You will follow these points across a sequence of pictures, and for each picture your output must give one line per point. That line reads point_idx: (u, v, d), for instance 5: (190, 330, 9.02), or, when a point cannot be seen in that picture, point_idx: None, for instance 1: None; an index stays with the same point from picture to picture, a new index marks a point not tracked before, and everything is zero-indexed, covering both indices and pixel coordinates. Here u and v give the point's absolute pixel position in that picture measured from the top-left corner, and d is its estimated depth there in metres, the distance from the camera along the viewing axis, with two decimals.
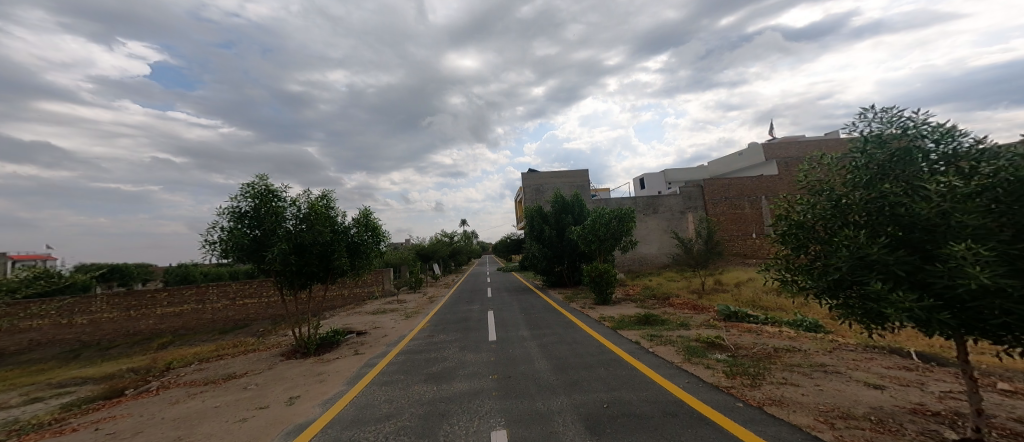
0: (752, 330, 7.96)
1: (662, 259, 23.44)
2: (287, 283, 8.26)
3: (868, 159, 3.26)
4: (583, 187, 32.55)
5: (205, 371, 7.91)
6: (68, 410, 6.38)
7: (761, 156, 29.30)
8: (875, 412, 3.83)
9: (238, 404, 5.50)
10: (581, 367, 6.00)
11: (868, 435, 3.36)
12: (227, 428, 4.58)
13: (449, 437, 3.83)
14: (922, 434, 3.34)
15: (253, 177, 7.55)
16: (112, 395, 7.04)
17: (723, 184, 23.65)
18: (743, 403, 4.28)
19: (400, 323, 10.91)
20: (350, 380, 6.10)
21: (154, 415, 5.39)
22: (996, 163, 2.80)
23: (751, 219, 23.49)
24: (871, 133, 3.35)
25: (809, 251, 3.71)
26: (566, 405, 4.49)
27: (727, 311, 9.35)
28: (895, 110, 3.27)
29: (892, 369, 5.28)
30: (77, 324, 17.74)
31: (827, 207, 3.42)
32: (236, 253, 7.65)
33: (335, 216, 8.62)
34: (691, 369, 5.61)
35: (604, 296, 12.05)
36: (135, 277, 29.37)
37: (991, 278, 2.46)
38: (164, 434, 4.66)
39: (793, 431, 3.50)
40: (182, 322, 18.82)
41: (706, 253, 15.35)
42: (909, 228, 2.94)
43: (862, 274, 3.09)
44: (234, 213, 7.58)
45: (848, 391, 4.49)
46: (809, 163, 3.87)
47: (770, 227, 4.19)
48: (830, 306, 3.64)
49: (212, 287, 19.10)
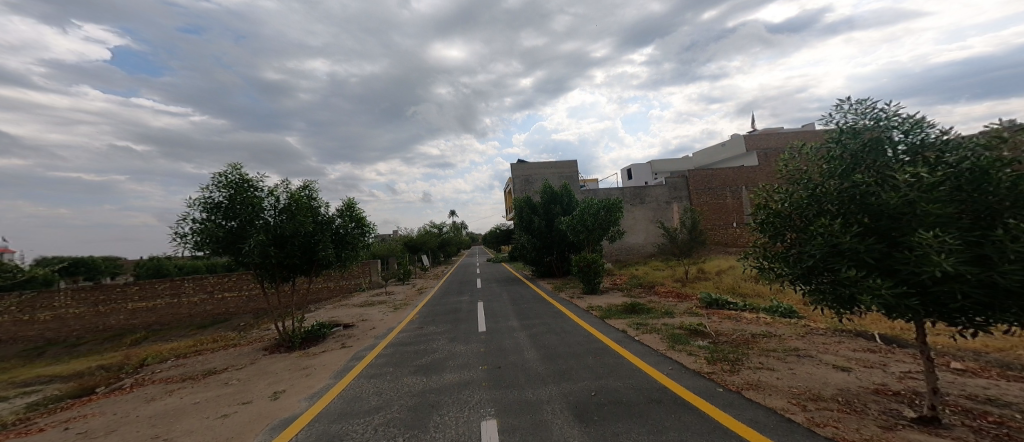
0: (732, 317, 8.22)
1: (648, 248, 23.90)
2: (268, 275, 8.10)
3: (842, 150, 3.35)
4: (571, 178, 32.74)
5: (182, 368, 7.68)
6: (35, 410, 6.12)
7: (742, 147, 30.11)
8: (843, 394, 4.02)
9: (221, 399, 5.39)
10: (570, 356, 6.11)
11: (836, 416, 3.52)
12: (209, 424, 4.49)
13: (439, 427, 3.86)
14: (884, 412, 3.53)
15: (227, 166, 7.31)
16: (83, 393, 6.79)
17: (706, 175, 24.13)
18: (722, 388, 4.42)
19: (388, 315, 10.83)
20: (337, 374, 6.04)
21: (129, 413, 5.23)
22: (960, 153, 2.94)
23: (733, 209, 24.01)
24: (847, 124, 3.45)
25: (785, 239, 3.83)
26: (554, 394, 4.56)
27: (709, 299, 9.62)
28: (868, 101, 3.38)
29: (858, 351, 5.56)
30: (40, 321, 17.14)
31: (804, 196, 3.52)
32: (211, 246, 7.43)
33: (318, 206, 8.44)
34: (675, 356, 5.78)
35: (591, 285, 12.18)
36: (103, 271, 28.28)
37: (954, 264, 2.60)
38: (141, 432, 4.53)
39: (768, 414, 3.65)
40: (157, 317, 18.16)
41: (690, 243, 15.66)
42: (877, 215, 3.07)
43: (835, 261, 3.20)
44: (207, 204, 7.32)
45: (818, 373, 4.70)
46: (786, 154, 3.98)
47: (749, 216, 4.30)
48: (803, 292, 3.76)
49: (187, 281, 18.54)
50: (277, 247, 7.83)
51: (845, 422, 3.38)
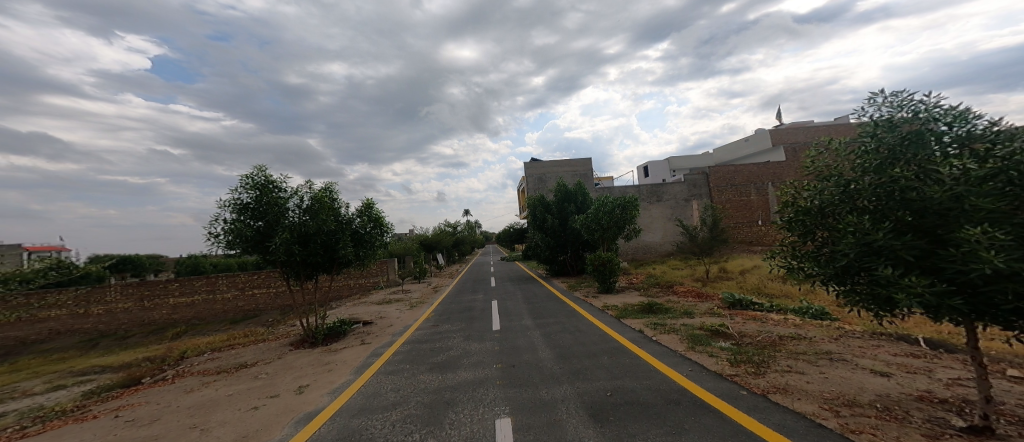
0: (757, 318, 7.96)
1: (666, 247, 23.39)
2: (293, 273, 8.37)
3: (878, 144, 3.18)
4: (586, 176, 32.43)
5: (217, 361, 8.07)
6: (89, 398, 6.56)
7: (768, 142, 29.06)
8: (882, 400, 3.83)
9: (251, 392, 5.62)
10: (585, 356, 6.05)
11: (873, 423, 3.36)
12: (240, 416, 4.69)
13: (455, 424, 3.91)
14: (929, 421, 3.34)
15: (253, 169, 7.60)
16: (130, 383, 7.23)
17: (729, 172, 23.39)
18: (747, 391, 4.29)
19: (404, 313, 11.03)
20: (357, 370, 6.20)
21: (170, 403, 5.53)
22: (1011, 145, 2.75)
23: (758, 206, 23.24)
24: (882, 117, 3.28)
25: (816, 238, 3.67)
26: (570, 393, 4.54)
27: (732, 299, 9.34)
28: (905, 93, 3.21)
29: (899, 356, 5.27)
30: (94, 314, 18.29)
31: (836, 193, 3.37)
32: (241, 245, 7.75)
33: (339, 206, 8.66)
34: (695, 357, 5.64)
35: (607, 284, 12.03)
36: (147, 268, 30.05)
37: (1006, 262, 2.39)
38: (180, 421, 4.76)
39: (796, 419, 3.51)
40: (194, 312, 19.14)
41: (711, 241, 15.23)
42: (920, 212, 2.89)
43: (869, 260, 3.05)
44: (236, 205, 7.63)
45: (854, 378, 4.48)
46: (813, 149, 3.85)
47: (775, 214, 4.15)
48: (836, 293, 3.60)
49: (220, 278, 19.45)
50: (301, 245, 8.09)
51: (884, 429, 3.22)
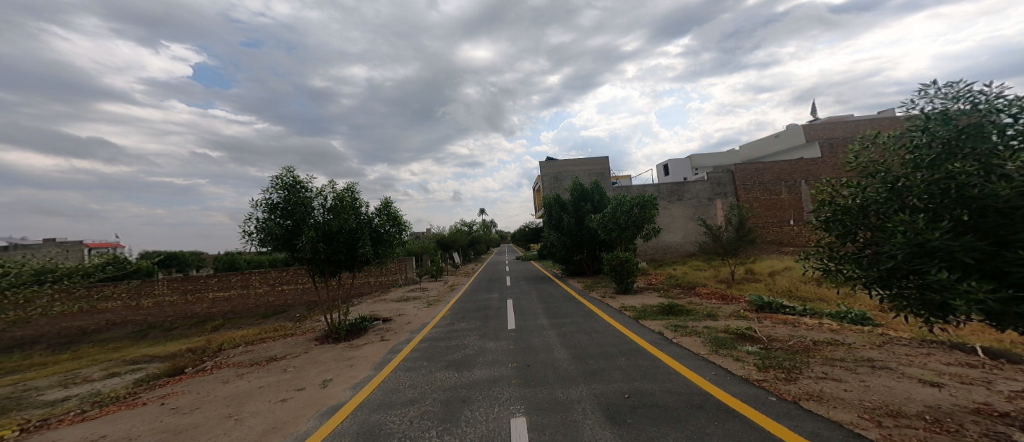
0: (788, 322, 7.60)
1: (687, 247, 22.74)
2: (318, 270, 8.63)
3: (931, 138, 2.95)
4: (603, 175, 31.95)
5: (250, 354, 8.45)
6: (138, 386, 6.99)
7: (801, 138, 27.75)
8: (931, 411, 3.57)
9: (279, 385, 5.84)
10: (602, 357, 5.94)
11: (921, 435, 3.13)
12: (270, 407, 4.88)
13: (470, 422, 3.92)
14: (986, 435, 3.08)
15: (281, 170, 7.87)
16: (174, 372, 7.67)
17: (757, 169, 22.50)
18: (777, 397, 4.10)
19: (421, 310, 11.20)
20: (377, 366, 6.33)
21: (209, 392, 5.83)
22: None
23: (790, 205, 22.23)
24: (935, 110, 3.05)
25: (857, 239, 3.46)
26: (586, 394, 4.48)
27: (760, 301, 8.95)
28: (961, 84, 2.97)
29: (952, 365, 4.90)
30: (144, 307, 19.44)
31: (882, 191, 3.16)
32: (271, 243, 8.06)
33: (360, 205, 8.85)
34: (718, 361, 5.44)
35: (625, 285, 11.82)
36: (190, 264, 31.88)
37: None
38: (216, 411, 5.00)
39: (832, 428, 3.32)
40: (230, 306, 20.09)
41: (737, 241, 14.67)
42: (981, 211, 2.66)
43: (920, 262, 2.82)
44: (266, 205, 7.94)
45: (899, 388, 4.20)
46: (855, 144, 3.64)
47: (810, 213, 3.95)
48: (880, 297, 3.38)
49: (253, 274, 20.32)
50: (326, 243, 8.33)
51: None
